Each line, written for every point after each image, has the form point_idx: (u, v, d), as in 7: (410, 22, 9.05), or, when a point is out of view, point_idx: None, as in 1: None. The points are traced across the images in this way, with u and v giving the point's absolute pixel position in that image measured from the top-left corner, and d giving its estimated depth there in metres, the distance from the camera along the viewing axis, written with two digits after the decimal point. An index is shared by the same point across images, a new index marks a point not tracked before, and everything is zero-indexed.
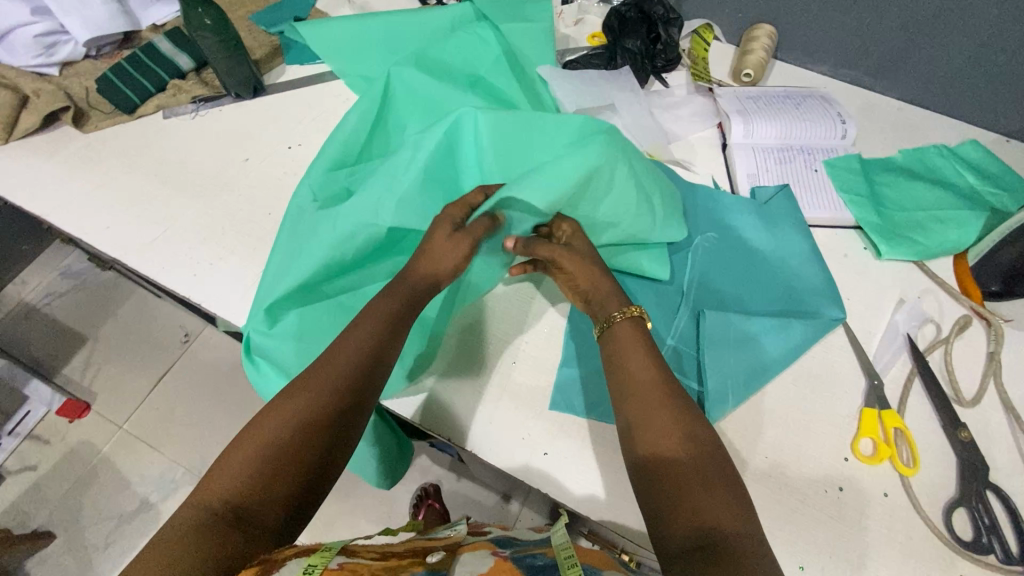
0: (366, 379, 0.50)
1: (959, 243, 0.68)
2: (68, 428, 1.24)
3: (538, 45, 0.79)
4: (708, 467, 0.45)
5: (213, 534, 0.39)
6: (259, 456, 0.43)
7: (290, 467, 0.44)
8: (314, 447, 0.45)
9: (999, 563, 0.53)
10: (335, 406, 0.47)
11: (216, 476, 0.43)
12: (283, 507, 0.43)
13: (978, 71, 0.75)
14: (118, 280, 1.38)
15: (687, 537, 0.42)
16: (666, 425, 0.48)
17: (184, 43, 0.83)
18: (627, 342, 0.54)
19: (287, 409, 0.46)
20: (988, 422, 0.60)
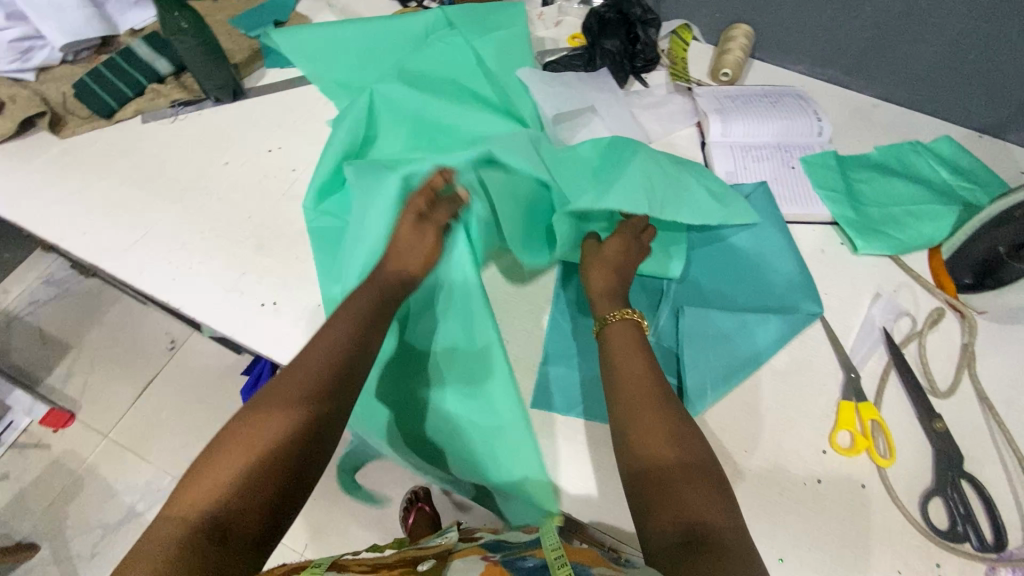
0: (337, 390, 0.50)
1: (933, 238, 0.70)
2: (52, 438, 1.22)
3: (510, 50, 0.79)
4: (691, 466, 0.46)
5: (189, 546, 0.39)
6: (234, 474, 0.43)
7: (264, 474, 0.44)
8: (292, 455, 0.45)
9: (974, 550, 0.54)
10: (312, 413, 0.48)
11: (187, 497, 0.42)
12: (260, 516, 0.43)
13: (949, 68, 0.77)
14: (103, 287, 1.37)
15: (671, 532, 0.42)
16: (657, 422, 0.48)
17: (163, 47, 0.82)
18: (621, 342, 0.55)
19: (259, 419, 0.46)
20: (962, 412, 0.61)
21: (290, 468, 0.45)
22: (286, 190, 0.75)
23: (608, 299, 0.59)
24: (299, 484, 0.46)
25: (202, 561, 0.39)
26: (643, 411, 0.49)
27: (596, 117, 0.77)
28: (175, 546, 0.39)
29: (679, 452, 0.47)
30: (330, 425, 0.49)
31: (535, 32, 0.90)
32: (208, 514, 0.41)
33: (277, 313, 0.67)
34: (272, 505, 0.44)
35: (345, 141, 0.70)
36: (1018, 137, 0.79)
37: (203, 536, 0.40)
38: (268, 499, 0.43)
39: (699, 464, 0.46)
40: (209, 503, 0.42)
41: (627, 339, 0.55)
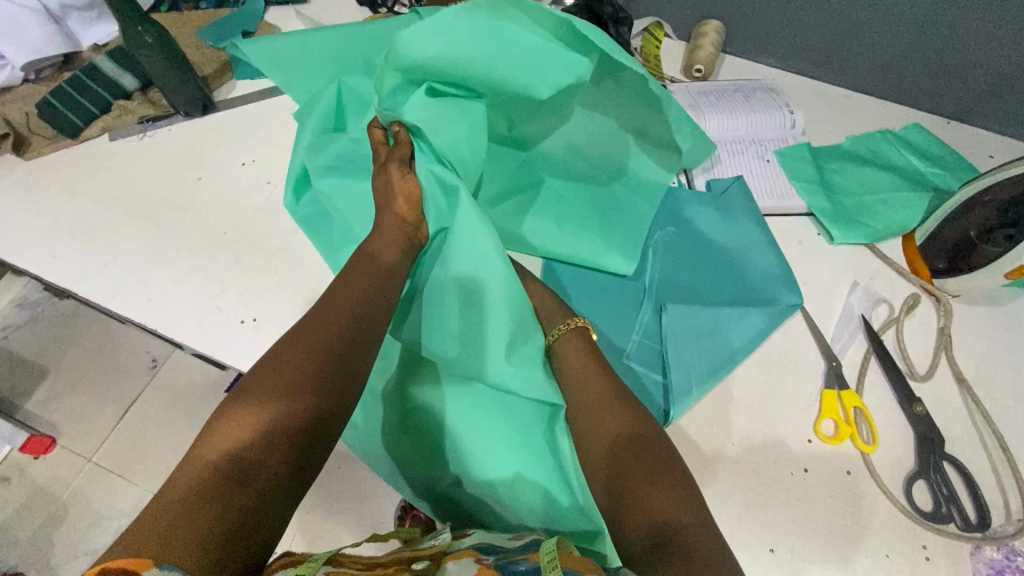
0: (354, 336, 0.49)
1: (907, 224, 0.71)
2: (34, 465, 1.20)
3: None
4: (649, 459, 0.46)
5: (211, 487, 0.38)
6: (262, 418, 0.42)
7: (285, 418, 0.42)
8: (319, 401, 0.44)
9: (959, 531, 0.55)
10: (326, 355, 0.47)
11: (212, 439, 0.41)
12: (282, 462, 0.41)
13: (915, 57, 0.78)
14: (78, 308, 1.34)
15: (639, 535, 0.42)
16: (622, 423, 0.50)
17: (127, 62, 0.80)
18: (573, 356, 0.57)
19: (280, 365, 0.45)
20: (941, 394, 0.62)
21: (318, 416, 0.44)
22: (260, 202, 0.74)
23: (548, 313, 0.61)
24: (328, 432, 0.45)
25: (231, 502, 0.38)
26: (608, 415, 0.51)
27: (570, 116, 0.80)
28: (197, 485, 0.38)
29: (638, 451, 0.47)
30: (355, 370, 0.48)
31: None
32: (233, 456, 0.40)
33: (258, 329, 0.66)
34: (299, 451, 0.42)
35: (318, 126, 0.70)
36: (986, 122, 0.80)
37: (227, 478, 0.39)
38: (294, 444, 0.42)
39: (660, 461, 0.46)
40: (235, 446, 0.40)
41: (576, 351, 0.57)
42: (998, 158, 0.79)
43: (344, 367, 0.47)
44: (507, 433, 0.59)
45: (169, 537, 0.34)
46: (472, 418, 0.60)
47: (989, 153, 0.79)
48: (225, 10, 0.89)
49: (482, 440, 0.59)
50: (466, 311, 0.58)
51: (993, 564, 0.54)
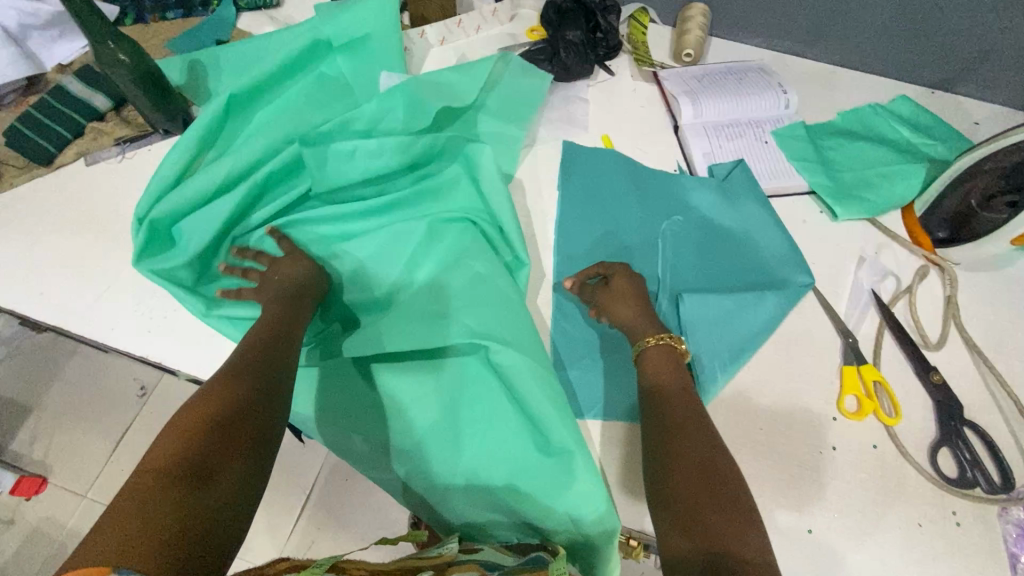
0: (274, 353, 0.52)
1: (906, 196, 0.72)
2: (26, 507, 1.15)
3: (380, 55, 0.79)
4: (719, 492, 0.44)
5: (168, 493, 0.38)
6: (203, 426, 0.43)
7: (233, 423, 0.44)
8: (256, 406, 0.47)
9: (985, 494, 0.56)
10: (258, 374, 0.49)
11: (159, 453, 0.40)
12: (237, 464, 0.42)
13: (899, 29, 0.79)
14: (57, 340, 1.28)
15: (688, 559, 0.40)
16: (691, 450, 0.47)
17: (98, 83, 0.77)
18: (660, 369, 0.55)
19: (220, 384, 0.47)
20: (954, 361, 0.63)
21: (256, 418, 0.46)
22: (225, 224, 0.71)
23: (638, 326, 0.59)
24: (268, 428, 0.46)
25: (193, 496, 0.38)
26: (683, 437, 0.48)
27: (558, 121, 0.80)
28: (156, 492, 0.37)
29: (709, 481, 0.44)
30: (282, 382, 0.50)
31: (491, 29, 0.88)
32: (185, 461, 0.40)
33: None
34: (249, 449, 0.43)
35: (183, 156, 0.69)
36: (968, 89, 0.82)
37: (182, 483, 0.38)
38: (245, 445, 0.43)
39: (724, 493, 0.44)
40: (183, 453, 0.40)
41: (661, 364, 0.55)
42: (983, 125, 0.80)
43: (268, 376, 0.50)
44: (473, 428, 0.59)
45: (137, 544, 0.34)
46: (449, 421, 0.59)
47: (974, 121, 0.81)
48: (193, 19, 0.85)
49: (464, 415, 0.59)
50: (402, 298, 0.65)
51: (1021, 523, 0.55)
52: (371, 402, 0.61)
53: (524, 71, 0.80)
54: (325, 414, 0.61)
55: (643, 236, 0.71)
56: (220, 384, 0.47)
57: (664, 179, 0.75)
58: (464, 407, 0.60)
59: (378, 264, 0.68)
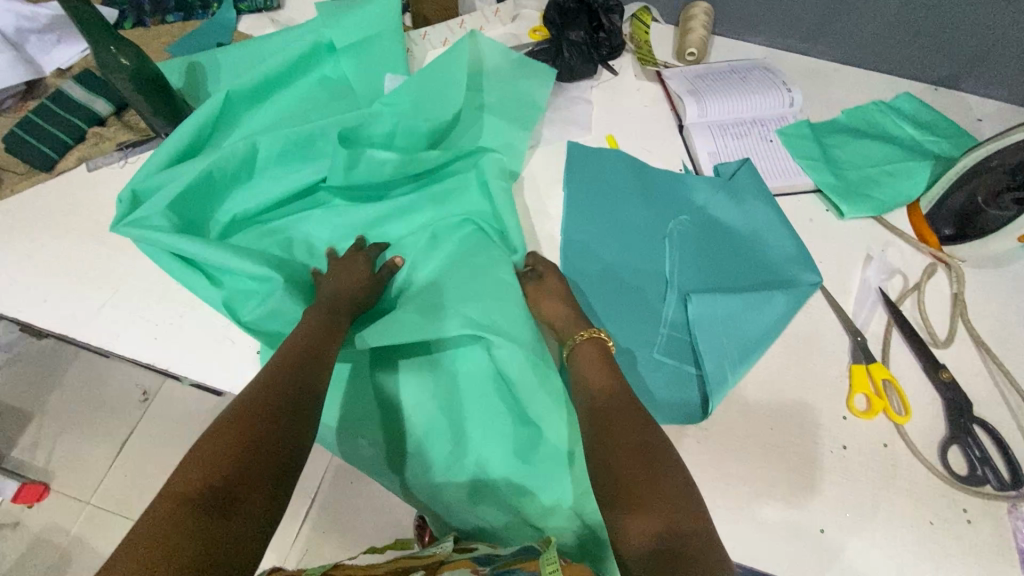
0: (309, 367, 0.51)
1: (912, 193, 0.72)
2: (28, 514, 1.14)
3: (389, 55, 0.79)
4: (659, 471, 0.44)
5: (190, 525, 0.37)
6: (230, 448, 0.41)
7: (261, 446, 0.43)
8: (284, 427, 0.45)
9: (995, 491, 0.57)
10: (291, 391, 0.48)
11: (184, 476, 0.40)
12: (261, 493, 0.41)
13: (903, 27, 0.79)
14: (58, 346, 1.27)
15: (640, 547, 0.41)
16: (628, 434, 0.47)
17: (100, 88, 0.76)
18: (588, 362, 0.56)
19: (251, 401, 0.46)
20: (963, 359, 0.64)
21: (285, 441, 0.44)
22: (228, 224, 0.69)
23: (564, 322, 0.61)
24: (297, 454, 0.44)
25: (214, 528, 0.38)
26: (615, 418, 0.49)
27: (563, 121, 0.80)
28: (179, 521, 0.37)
29: (645, 459, 0.45)
30: (313, 401, 0.48)
31: (493, 30, 0.88)
32: (209, 490, 0.39)
33: None
34: (275, 477, 0.42)
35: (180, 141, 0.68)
36: (971, 86, 0.82)
37: (203, 513, 0.38)
38: (271, 471, 0.42)
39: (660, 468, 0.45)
40: (208, 480, 0.39)
41: (589, 357, 0.56)
42: (987, 121, 0.81)
43: (300, 394, 0.48)
44: (484, 428, 0.58)
45: None
46: (460, 425, 0.59)
47: (978, 117, 0.81)
48: (193, 22, 0.84)
49: (466, 411, 0.59)
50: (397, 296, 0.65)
51: None
52: (377, 405, 0.61)
53: (537, 79, 0.81)
54: (335, 420, 0.60)
55: (652, 236, 0.71)
56: (252, 403, 0.46)
57: (670, 178, 0.74)
58: (476, 407, 0.59)
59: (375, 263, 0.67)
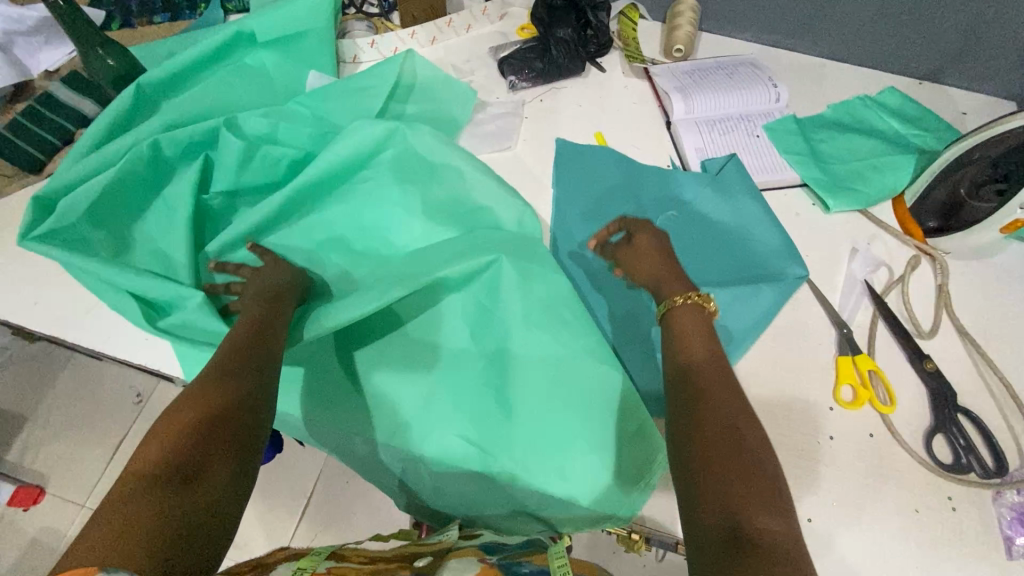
0: (260, 348, 0.50)
1: (896, 186, 0.73)
2: (24, 517, 1.14)
3: (316, 50, 0.80)
4: (746, 455, 0.40)
5: (156, 490, 0.36)
6: (190, 423, 0.41)
7: (223, 418, 0.42)
8: (243, 401, 0.45)
9: (979, 478, 0.57)
10: (246, 368, 0.47)
11: (145, 451, 0.39)
12: (226, 463, 0.40)
13: (886, 21, 0.80)
14: (51, 348, 1.27)
15: (715, 527, 0.36)
16: (722, 412, 0.43)
17: (88, 89, 0.76)
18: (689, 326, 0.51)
19: (208, 380, 0.45)
20: (946, 349, 0.64)
21: (245, 415, 0.44)
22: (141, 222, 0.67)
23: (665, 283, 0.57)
24: (258, 431, 0.44)
25: (182, 495, 0.37)
26: (710, 385, 0.45)
27: (552, 118, 0.81)
28: (141, 499, 0.35)
29: (737, 445, 0.40)
30: (268, 379, 0.48)
31: (480, 28, 0.88)
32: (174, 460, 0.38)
33: None
34: (243, 444, 0.42)
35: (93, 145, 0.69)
36: (954, 80, 0.83)
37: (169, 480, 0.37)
38: (234, 443, 0.42)
39: (750, 460, 0.40)
40: (171, 450, 0.39)
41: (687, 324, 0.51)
42: (970, 115, 0.81)
43: (257, 371, 0.48)
44: (446, 415, 0.59)
45: (126, 543, 0.33)
46: (441, 419, 0.59)
47: (962, 111, 0.82)
48: (181, 22, 0.84)
49: (447, 407, 0.59)
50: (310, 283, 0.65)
51: (1015, 506, 0.56)
52: (367, 399, 0.61)
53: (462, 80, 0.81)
54: (325, 419, 0.61)
55: None
56: (207, 382, 0.45)
57: (658, 173, 0.75)
58: (444, 401, 0.59)
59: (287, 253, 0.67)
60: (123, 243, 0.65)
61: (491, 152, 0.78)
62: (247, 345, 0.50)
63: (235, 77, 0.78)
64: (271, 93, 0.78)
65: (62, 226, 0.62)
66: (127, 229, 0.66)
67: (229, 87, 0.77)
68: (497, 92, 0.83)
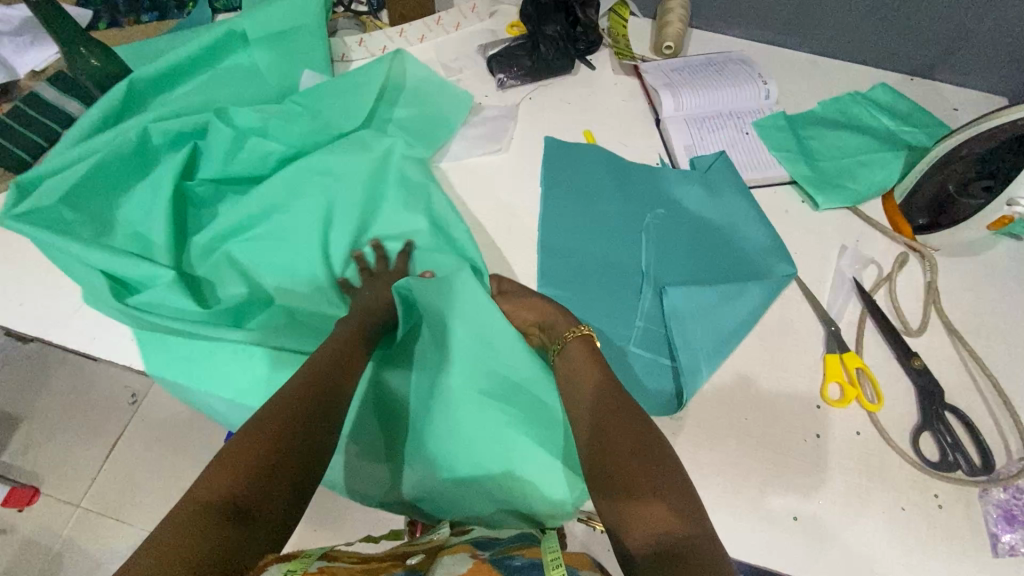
0: (334, 386, 0.51)
1: (886, 183, 0.73)
2: (19, 518, 1.14)
3: (308, 49, 0.79)
4: (651, 466, 0.42)
5: (215, 529, 0.37)
6: (260, 458, 0.41)
7: (289, 458, 0.43)
8: (306, 440, 0.45)
9: (966, 476, 0.57)
10: (316, 402, 0.48)
11: (212, 479, 0.39)
12: (281, 506, 0.41)
13: (877, 17, 0.79)
14: (45, 350, 1.27)
15: (642, 548, 0.38)
16: (623, 427, 0.45)
17: (74, 89, 0.76)
18: (580, 359, 0.54)
19: (281, 409, 0.45)
20: (934, 346, 0.64)
21: (307, 457, 0.44)
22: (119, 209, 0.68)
23: (551, 321, 0.59)
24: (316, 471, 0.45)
25: (236, 539, 0.37)
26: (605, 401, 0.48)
27: (541, 116, 0.80)
28: (200, 536, 0.36)
29: (644, 459, 0.43)
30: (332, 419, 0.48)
31: (470, 26, 0.88)
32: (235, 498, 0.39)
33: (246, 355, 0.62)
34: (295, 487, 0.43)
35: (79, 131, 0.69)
36: (946, 76, 0.82)
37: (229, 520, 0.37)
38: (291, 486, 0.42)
39: (654, 469, 0.42)
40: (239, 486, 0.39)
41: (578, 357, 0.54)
42: (962, 111, 0.81)
43: (323, 409, 0.48)
44: (442, 413, 0.59)
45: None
46: (432, 417, 0.59)
47: (953, 106, 0.81)
48: (168, 22, 0.84)
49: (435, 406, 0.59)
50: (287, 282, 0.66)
51: (1001, 504, 0.56)
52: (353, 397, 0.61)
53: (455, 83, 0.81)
54: None
55: (626, 229, 0.71)
56: (280, 411, 0.45)
57: (646, 172, 0.75)
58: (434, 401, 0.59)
59: (267, 251, 0.67)
60: (102, 226, 0.66)
61: (480, 150, 0.77)
62: (323, 375, 0.51)
63: (229, 77, 0.78)
64: (264, 92, 0.78)
65: (39, 205, 0.63)
66: (106, 214, 0.67)
67: (223, 85, 0.77)
68: (486, 90, 0.83)
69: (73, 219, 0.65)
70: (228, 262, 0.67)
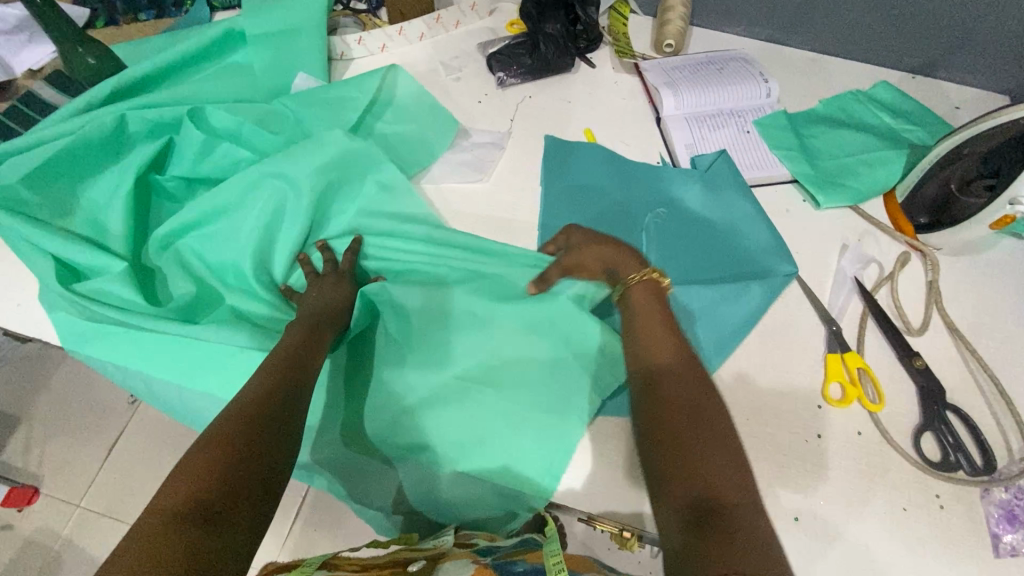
0: (291, 384, 0.50)
1: (887, 182, 0.73)
2: (19, 518, 1.14)
3: (304, 50, 0.79)
4: (702, 430, 0.45)
5: (176, 534, 0.36)
6: (217, 463, 0.40)
7: (249, 458, 0.42)
8: (267, 439, 0.44)
9: (967, 476, 0.57)
10: (272, 402, 0.47)
11: (172, 489, 0.38)
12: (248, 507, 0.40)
13: (878, 14, 0.79)
14: (45, 350, 1.27)
15: (682, 505, 0.41)
16: (682, 393, 0.48)
17: (71, 88, 0.75)
18: (643, 304, 0.55)
19: (234, 413, 0.45)
20: (935, 345, 0.64)
21: (270, 456, 0.43)
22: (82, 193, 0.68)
23: (621, 261, 0.59)
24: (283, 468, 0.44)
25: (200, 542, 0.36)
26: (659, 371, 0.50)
27: (541, 115, 0.80)
28: (160, 543, 0.35)
29: (698, 426, 0.45)
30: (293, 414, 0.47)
31: (469, 24, 0.87)
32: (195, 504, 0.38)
33: None
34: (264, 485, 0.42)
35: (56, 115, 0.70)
36: (947, 74, 0.82)
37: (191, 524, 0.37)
38: (256, 487, 0.41)
39: (705, 440, 0.44)
40: (199, 491, 0.38)
41: (642, 299, 0.56)
42: (964, 109, 0.81)
43: (282, 407, 0.47)
44: (442, 416, 0.58)
45: None
46: (436, 420, 0.58)
47: (955, 104, 0.81)
48: (166, 20, 0.83)
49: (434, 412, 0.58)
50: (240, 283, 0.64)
51: (1003, 504, 0.56)
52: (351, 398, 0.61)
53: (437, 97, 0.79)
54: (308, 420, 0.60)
55: (627, 228, 0.70)
56: (235, 415, 0.45)
57: (647, 171, 0.74)
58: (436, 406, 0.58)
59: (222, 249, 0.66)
60: (63, 209, 0.66)
61: (481, 148, 0.77)
62: (278, 376, 0.50)
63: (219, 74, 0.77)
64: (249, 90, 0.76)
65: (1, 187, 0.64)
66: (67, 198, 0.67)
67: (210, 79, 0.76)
68: (485, 89, 0.82)
69: (34, 202, 0.65)
70: (182, 257, 0.66)
